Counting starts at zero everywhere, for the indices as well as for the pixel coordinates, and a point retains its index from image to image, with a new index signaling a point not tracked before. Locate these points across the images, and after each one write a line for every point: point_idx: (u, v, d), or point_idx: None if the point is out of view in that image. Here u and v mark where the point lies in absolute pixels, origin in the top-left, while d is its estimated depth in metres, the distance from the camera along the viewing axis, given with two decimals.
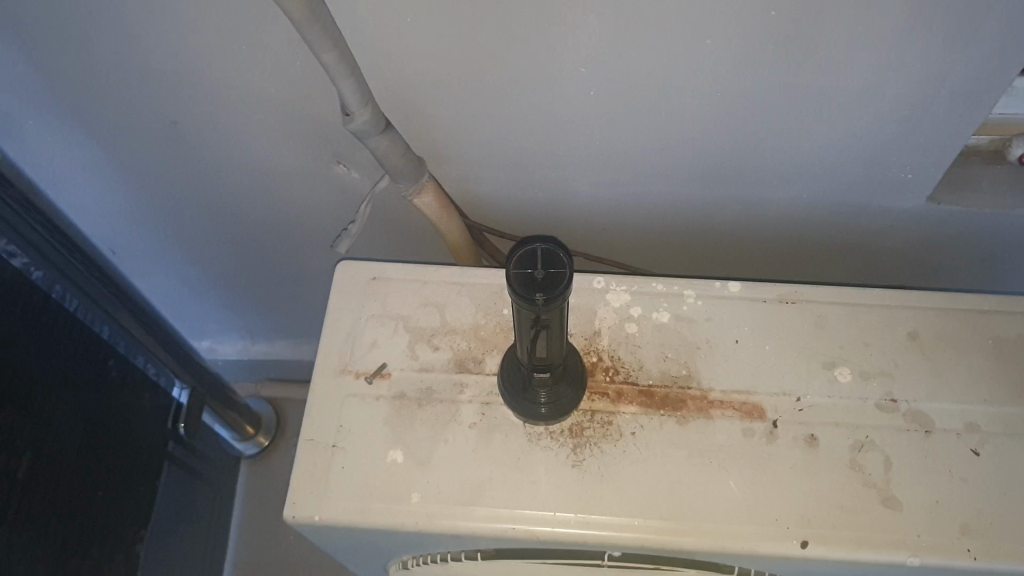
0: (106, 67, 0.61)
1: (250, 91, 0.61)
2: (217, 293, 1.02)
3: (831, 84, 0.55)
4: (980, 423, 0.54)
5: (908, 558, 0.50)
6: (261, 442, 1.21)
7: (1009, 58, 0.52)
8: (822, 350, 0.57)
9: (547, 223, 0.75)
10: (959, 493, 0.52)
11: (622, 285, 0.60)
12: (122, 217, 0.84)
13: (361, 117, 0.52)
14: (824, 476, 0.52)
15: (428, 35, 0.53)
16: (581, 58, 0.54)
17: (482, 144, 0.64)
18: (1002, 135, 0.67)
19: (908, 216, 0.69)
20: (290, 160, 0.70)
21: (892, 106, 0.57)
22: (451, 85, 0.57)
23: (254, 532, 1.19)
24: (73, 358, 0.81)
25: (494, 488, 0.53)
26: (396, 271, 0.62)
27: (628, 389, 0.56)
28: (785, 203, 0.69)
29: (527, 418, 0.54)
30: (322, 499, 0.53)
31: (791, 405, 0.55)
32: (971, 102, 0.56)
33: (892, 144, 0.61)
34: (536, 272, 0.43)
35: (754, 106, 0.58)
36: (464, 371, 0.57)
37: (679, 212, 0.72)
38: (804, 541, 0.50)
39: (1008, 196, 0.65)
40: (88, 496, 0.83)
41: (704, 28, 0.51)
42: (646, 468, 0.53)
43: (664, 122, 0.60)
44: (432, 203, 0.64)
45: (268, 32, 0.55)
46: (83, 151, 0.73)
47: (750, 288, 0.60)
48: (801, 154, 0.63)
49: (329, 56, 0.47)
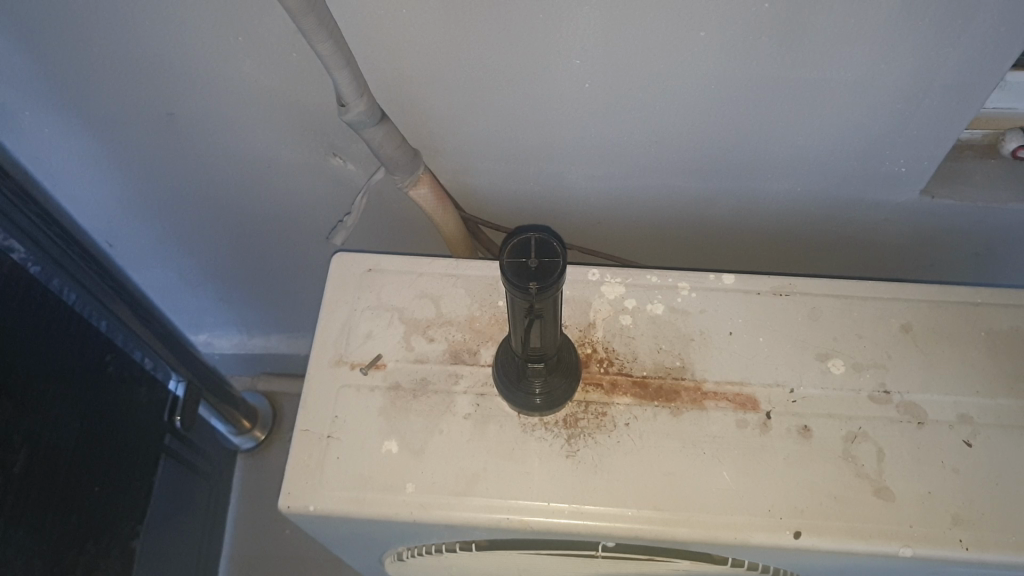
0: (103, 60, 0.61)
1: (247, 83, 0.62)
2: (215, 286, 1.02)
3: (825, 76, 0.55)
4: (973, 415, 0.54)
5: (900, 549, 0.50)
6: (258, 437, 1.22)
7: (1001, 52, 0.52)
8: (815, 341, 0.58)
9: (544, 216, 0.75)
10: (952, 484, 0.52)
11: (617, 278, 0.61)
12: (120, 210, 0.85)
13: (356, 108, 0.53)
14: (817, 467, 0.53)
15: (424, 27, 0.53)
16: (576, 51, 0.54)
17: (478, 137, 0.64)
18: (996, 129, 0.67)
19: (903, 210, 0.69)
20: (286, 152, 0.70)
21: (887, 99, 0.57)
22: (447, 77, 0.58)
23: (252, 527, 1.20)
24: (71, 351, 0.81)
25: (489, 478, 0.53)
26: (392, 263, 0.62)
27: (622, 380, 0.56)
28: (780, 196, 0.69)
29: (521, 409, 0.54)
30: (317, 490, 0.53)
31: (784, 397, 0.56)
32: (964, 95, 0.56)
33: (886, 137, 0.61)
34: (529, 262, 0.43)
35: (747, 98, 0.58)
36: (460, 362, 0.57)
37: (675, 206, 0.72)
38: (797, 532, 0.50)
39: (1002, 190, 0.65)
40: (87, 488, 0.84)
41: (698, 20, 0.51)
42: (639, 459, 0.53)
43: (659, 114, 0.60)
44: (429, 195, 0.65)
45: (264, 24, 0.55)
46: (81, 144, 0.73)
47: (744, 280, 0.60)
48: (796, 147, 0.63)
49: (324, 47, 0.47)
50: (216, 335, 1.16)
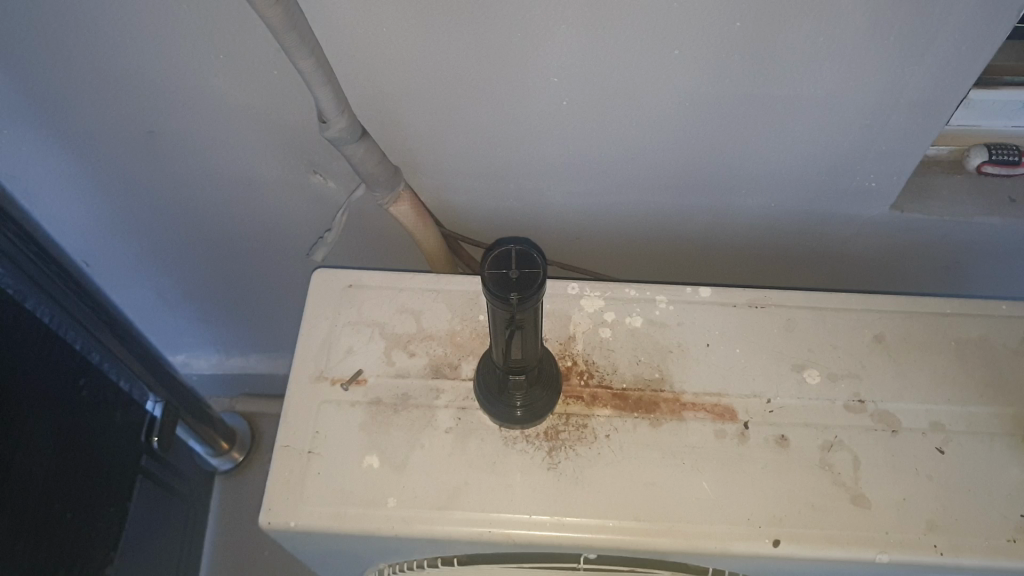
0: (84, 78, 0.61)
1: (228, 100, 0.62)
2: (194, 305, 1.01)
3: (795, 93, 0.57)
4: (945, 423, 0.56)
5: (877, 555, 0.51)
6: (236, 458, 1.20)
7: (963, 70, 0.54)
8: (791, 352, 0.59)
9: (524, 232, 0.76)
10: (926, 490, 0.53)
11: (596, 291, 0.61)
12: (97, 228, 0.84)
13: (337, 124, 0.53)
14: (795, 476, 0.53)
15: (403, 43, 0.54)
16: (553, 67, 0.55)
17: (458, 153, 0.65)
18: (962, 146, 0.69)
19: (874, 224, 0.71)
20: (266, 170, 0.71)
21: (855, 115, 0.59)
22: (427, 95, 0.59)
23: (230, 551, 1.17)
24: (48, 371, 0.80)
25: (470, 492, 0.53)
26: (372, 278, 0.62)
27: (602, 392, 0.57)
28: (755, 211, 0.71)
29: (502, 422, 0.54)
30: (298, 506, 0.53)
31: (762, 407, 0.56)
32: (929, 111, 0.58)
33: (856, 153, 0.63)
34: (510, 272, 0.44)
35: (720, 115, 0.60)
36: (441, 376, 0.58)
37: (652, 220, 0.73)
38: (776, 540, 0.51)
39: (968, 205, 0.67)
40: (59, 513, 0.82)
41: (672, 38, 0.52)
42: (620, 470, 0.54)
43: (635, 131, 0.61)
44: (409, 212, 0.65)
45: (245, 41, 0.56)
46: (58, 163, 0.73)
47: (721, 293, 0.61)
48: (770, 163, 0.65)
49: (305, 63, 0.48)
50: (194, 356, 1.15)
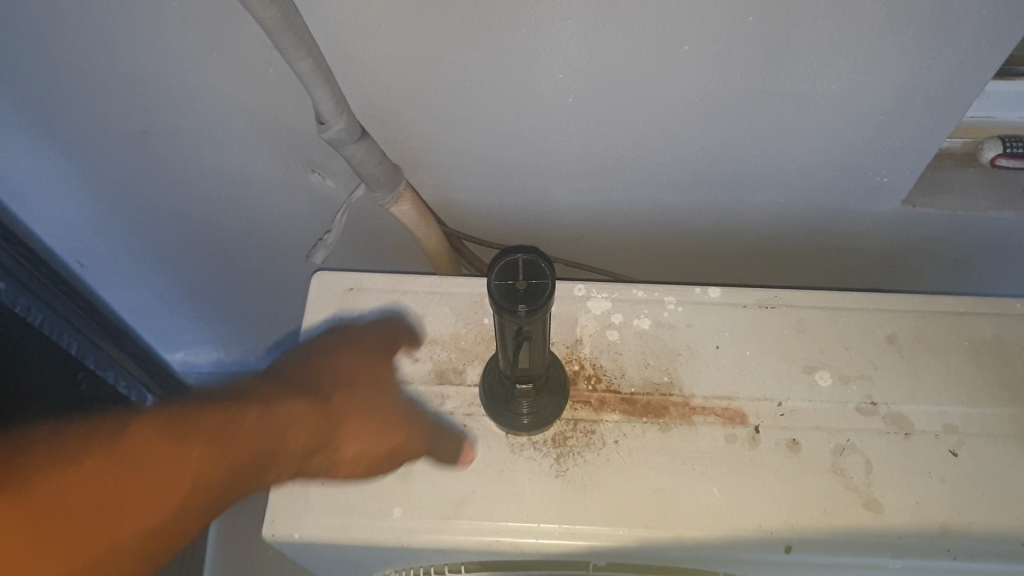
0: (73, 77, 0.59)
1: (222, 98, 0.60)
2: (193, 303, 1.00)
3: (809, 87, 0.55)
4: (958, 425, 0.55)
5: (889, 560, 0.50)
6: None
7: (982, 63, 0.52)
8: (802, 354, 0.58)
9: (528, 230, 0.75)
10: (939, 493, 0.52)
11: (604, 292, 0.60)
12: (90, 230, 0.82)
13: (335, 125, 0.52)
14: (807, 481, 0.52)
15: (403, 41, 0.52)
16: (558, 64, 0.54)
17: (461, 151, 0.63)
18: (975, 138, 0.68)
19: (885, 220, 0.69)
20: (263, 169, 0.69)
21: (869, 109, 0.57)
22: (428, 93, 0.57)
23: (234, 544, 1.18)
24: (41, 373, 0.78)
25: (476, 501, 0.52)
26: (374, 281, 0.61)
27: (610, 397, 0.56)
28: (765, 207, 0.69)
29: (509, 428, 0.54)
30: (302, 518, 0.52)
31: (773, 410, 0.55)
32: (944, 106, 0.56)
33: (869, 148, 0.61)
34: (517, 282, 0.43)
35: (730, 110, 0.58)
36: (446, 382, 0.57)
37: (659, 217, 0.72)
38: (789, 546, 0.50)
39: (982, 199, 0.66)
40: None
41: (680, 32, 0.51)
42: (629, 476, 0.53)
43: (643, 127, 0.60)
44: (410, 211, 0.64)
45: (238, 39, 0.54)
46: (48, 165, 0.71)
47: (731, 293, 0.60)
48: (781, 158, 0.63)
49: (302, 64, 0.46)
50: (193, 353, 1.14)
